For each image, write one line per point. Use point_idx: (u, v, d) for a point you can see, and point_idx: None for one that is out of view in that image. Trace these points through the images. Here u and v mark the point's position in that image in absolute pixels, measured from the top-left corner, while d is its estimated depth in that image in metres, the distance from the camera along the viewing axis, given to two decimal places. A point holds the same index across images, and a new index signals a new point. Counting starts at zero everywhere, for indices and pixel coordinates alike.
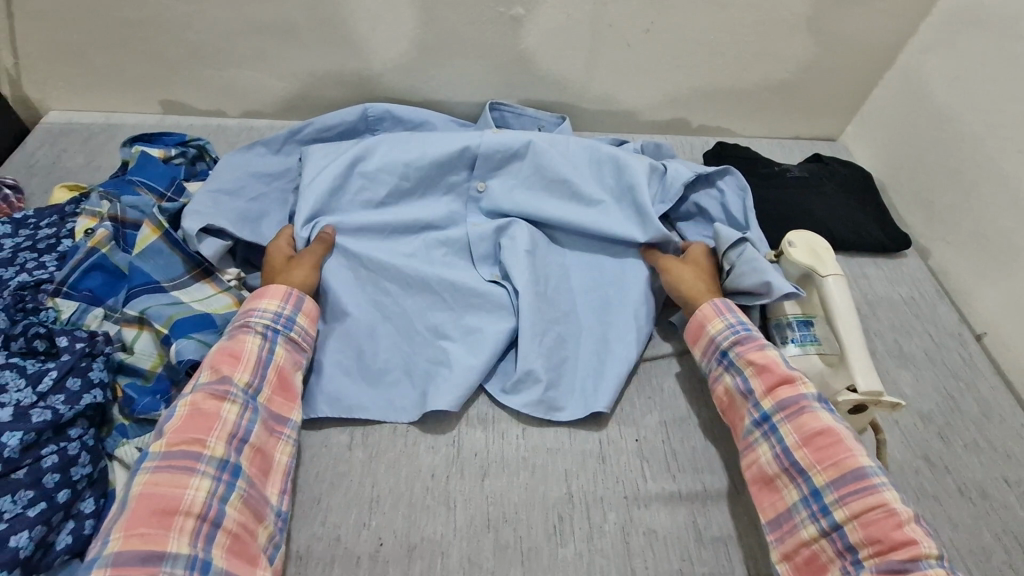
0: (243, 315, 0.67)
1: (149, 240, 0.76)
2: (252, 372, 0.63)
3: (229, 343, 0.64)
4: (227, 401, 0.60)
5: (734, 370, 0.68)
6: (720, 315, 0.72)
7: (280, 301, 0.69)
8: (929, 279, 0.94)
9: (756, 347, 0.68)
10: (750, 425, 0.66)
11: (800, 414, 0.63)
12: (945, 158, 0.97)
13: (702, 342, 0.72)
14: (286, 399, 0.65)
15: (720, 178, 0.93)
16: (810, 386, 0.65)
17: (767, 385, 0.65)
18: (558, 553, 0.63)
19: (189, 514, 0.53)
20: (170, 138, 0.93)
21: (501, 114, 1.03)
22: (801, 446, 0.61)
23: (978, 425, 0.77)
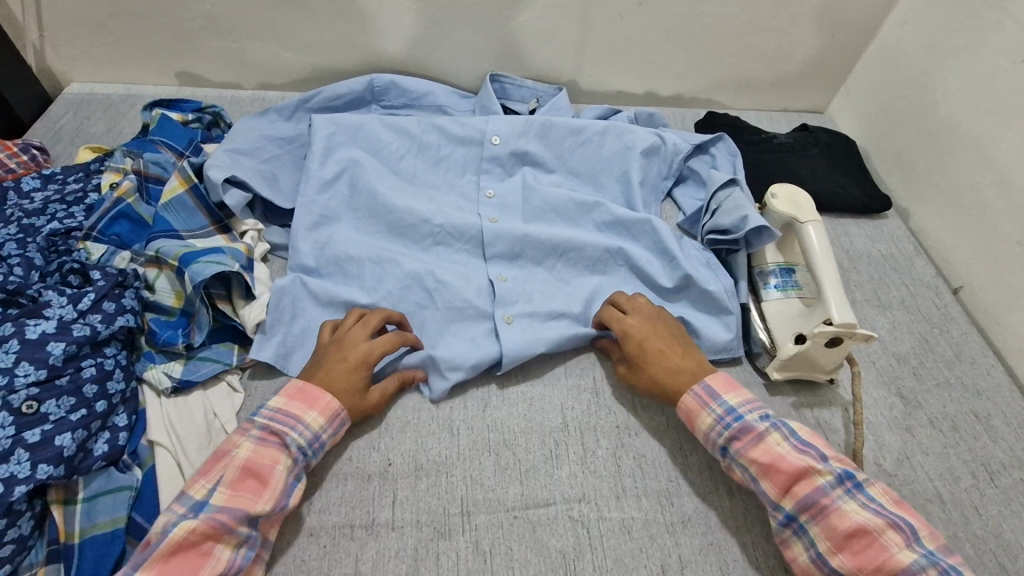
0: (283, 423, 0.62)
1: (176, 191, 0.80)
2: (273, 501, 0.58)
3: (253, 460, 0.59)
4: (223, 539, 0.55)
5: (740, 469, 0.64)
6: (704, 407, 0.67)
7: (325, 422, 0.63)
8: (907, 238, 0.99)
9: (754, 443, 0.63)
10: (777, 526, 0.62)
11: (825, 514, 0.59)
12: (924, 124, 1.02)
13: (699, 438, 0.68)
14: (282, 522, 0.60)
15: (713, 145, 0.99)
16: (826, 474, 0.60)
17: (781, 487, 0.61)
18: (554, 474, 0.68)
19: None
20: (188, 105, 0.97)
21: (501, 86, 1.08)
22: (836, 552, 0.58)
23: (949, 364, 0.82)
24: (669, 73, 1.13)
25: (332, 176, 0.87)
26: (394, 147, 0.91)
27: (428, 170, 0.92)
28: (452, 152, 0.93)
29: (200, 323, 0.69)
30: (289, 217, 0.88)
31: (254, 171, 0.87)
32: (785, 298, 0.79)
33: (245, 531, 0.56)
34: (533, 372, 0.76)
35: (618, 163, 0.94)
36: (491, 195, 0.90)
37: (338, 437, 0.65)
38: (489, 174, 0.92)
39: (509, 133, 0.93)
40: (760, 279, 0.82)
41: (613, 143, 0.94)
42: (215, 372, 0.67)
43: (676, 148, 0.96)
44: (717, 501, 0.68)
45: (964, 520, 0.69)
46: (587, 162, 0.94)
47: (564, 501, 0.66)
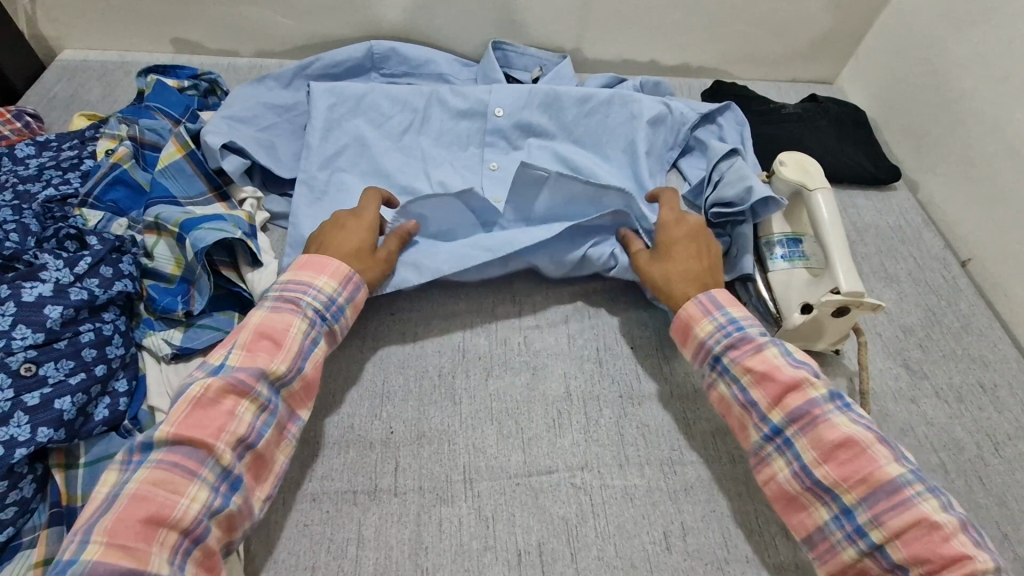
0: (296, 290, 0.64)
1: (173, 157, 0.79)
2: (289, 363, 0.60)
3: (272, 321, 0.61)
4: (247, 398, 0.56)
5: (729, 379, 0.65)
6: (706, 315, 0.68)
7: (337, 287, 0.66)
8: (916, 210, 0.97)
9: (751, 353, 0.65)
10: (761, 440, 0.62)
11: (813, 424, 0.59)
12: (935, 93, 1.00)
13: (693, 349, 0.69)
14: (305, 395, 0.62)
15: (720, 115, 0.97)
16: (818, 388, 0.61)
17: (772, 396, 0.62)
18: (557, 442, 0.68)
19: (176, 527, 0.50)
20: (183, 71, 0.95)
21: (504, 54, 1.06)
22: (821, 463, 0.58)
23: (956, 336, 0.82)
24: (676, 41, 1.10)
25: (334, 149, 0.85)
26: (392, 119, 0.89)
27: (430, 140, 0.90)
28: (454, 124, 0.91)
29: (199, 290, 0.68)
30: (288, 186, 0.86)
31: (252, 138, 0.85)
32: (792, 268, 0.78)
33: (266, 393, 0.58)
34: (537, 342, 0.75)
35: (624, 133, 0.92)
36: (496, 167, 0.88)
37: (353, 305, 0.67)
38: (493, 147, 0.90)
39: (512, 104, 0.91)
40: (766, 249, 0.80)
41: (619, 113, 0.92)
42: (215, 339, 0.67)
43: (683, 117, 0.94)
44: (720, 469, 0.67)
45: (966, 489, 0.68)
46: (591, 133, 0.92)
47: (567, 469, 0.66)
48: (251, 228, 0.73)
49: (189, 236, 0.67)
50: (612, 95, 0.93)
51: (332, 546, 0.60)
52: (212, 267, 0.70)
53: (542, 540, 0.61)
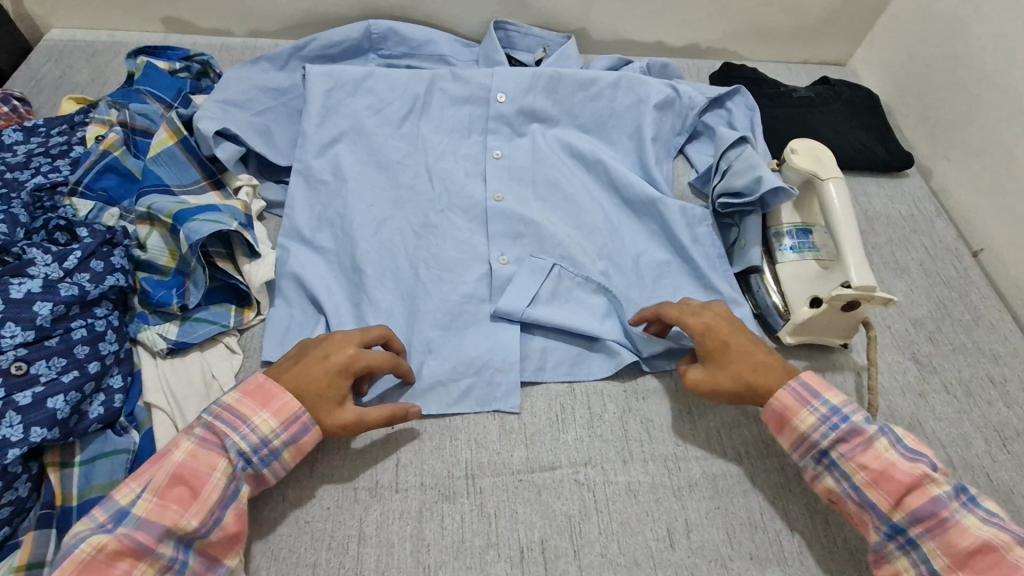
0: (224, 424, 0.55)
1: (165, 144, 0.76)
2: (202, 520, 0.52)
3: (192, 469, 0.53)
4: (145, 561, 0.50)
5: (840, 474, 0.59)
6: (806, 406, 0.61)
7: (276, 425, 0.57)
8: (928, 198, 0.95)
9: (862, 448, 0.58)
10: (880, 539, 0.57)
11: (944, 527, 0.54)
12: (953, 76, 0.96)
13: (790, 437, 0.62)
14: (229, 543, 0.54)
15: (730, 99, 0.93)
16: (943, 486, 0.56)
17: (891, 496, 0.56)
18: (560, 437, 0.67)
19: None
20: (174, 53, 0.92)
21: (506, 34, 1.03)
22: (954, 569, 0.53)
23: (966, 329, 0.80)
24: (684, 20, 1.06)
25: (331, 138, 0.83)
26: (389, 102, 0.86)
27: (429, 125, 0.87)
28: (455, 110, 0.88)
29: (195, 284, 0.66)
30: (285, 173, 0.84)
31: (246, 123, 0.82)
32: (801, 260, 0.76)
33: (172, 551, 0.51)
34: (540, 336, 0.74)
35: (630, 119, 0.90)
36: (499, 156, 0.85)
37: (296, 447, 0.58)
38: (496, 133, 0.87)
39: (515, 89, 0.87)
40: (775, 240, 0.79)
41: (624, 97, 0.90)
42: (212, 333, 0.66)
43: (691, 102, 0.91)
44: (725, 465, 0.67)
45: (974, 486, 0.68)
46: (595, 120, 0.90)
47: (570, 465, 0.65)
48: (247, 217, 0.71)
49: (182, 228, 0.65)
50: (618, 78, 0.90)
51: (332, 543, 0.59)
52: (208, 259, 0.68)
53: (545, 537, 0.61)
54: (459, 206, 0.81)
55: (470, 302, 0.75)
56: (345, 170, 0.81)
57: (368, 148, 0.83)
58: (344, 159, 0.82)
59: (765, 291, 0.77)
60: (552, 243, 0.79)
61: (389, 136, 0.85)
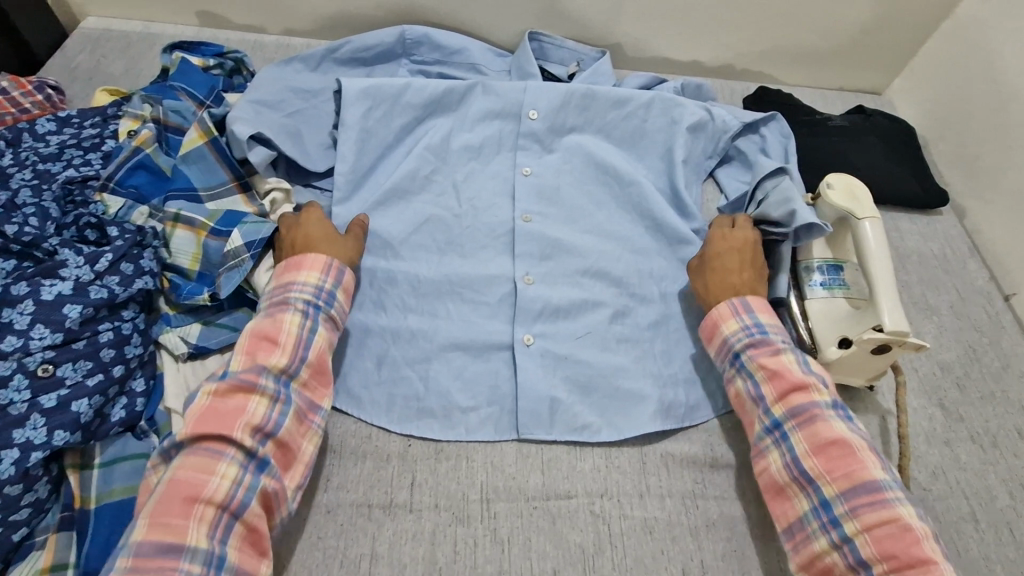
0: (280, 293, 0.64)
1: (195, 143, 0.76)
2: (290, 356, 0.60)
3: (267, 321, 0.61)
4: (255, 392, 0.57)
5: (745, 374, 0.67)
6: (735, 316, 0.70)
7: (320, 275, 0.65)
8: (961, 237, 0.93)
9: (770, 354, 0.67)
10: (761, 432, 0.65)
11: (813, 422, 0.62)
12: (994, 114, 0.94)
13: (716, 344, 0.71)
14: (319, 378, 0.63)
15: (765, 124, 0.91)
16: (824, 395, 0.63)
17: (779, 392, 0.64)
18: (577, 465, 0.66)
19: (211, 504, 0.52)
20: (208, 49, 0.92)
21: (540, 45, 1.02)
22: (810, 455, 0.60)
23: (995, 377, 0.79)
24: (720, 41, 1.05)
25: (356, 139, 0.83)
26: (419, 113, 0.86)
27: (460, 141, 0.87)
28: (485, 124, 0.88)
29: (225, 279, 0.66)
30: (313, 176, 0.84)
31: (279, 126, 0.83)
32: (830, 297, 0.75)
33: (275, 385, 0.59)
34: (561, 360, 0.73)
35: (661, 140, 0.90)
36: (529, 173, 0.86)
37: (342, 285, 0.66)
38: (526, 151, 0.87)
39: (548, 107, 0.88)
40: (804, 275, 0.77)
41: (657, 118, 0.90)
42: (231, 339, 0.66)
43: (724, 125, 0.90)
44: (744, 507, 0.66)
45: (997, 541, 0.66)
46: (625, 144, 0.90)
47: (587, 495, 0.64)
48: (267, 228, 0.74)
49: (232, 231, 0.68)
50: (651, 99, 0.89)
51: (345, 560, 0.59)
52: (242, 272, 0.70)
53: (558, 567, 0.60)
54: (485, 224, 0.82)
55: (490, 321, 0.75)
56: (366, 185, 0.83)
57: (392, 163, 0.85)
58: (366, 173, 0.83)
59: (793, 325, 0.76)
60: (576, 266, 0.80)
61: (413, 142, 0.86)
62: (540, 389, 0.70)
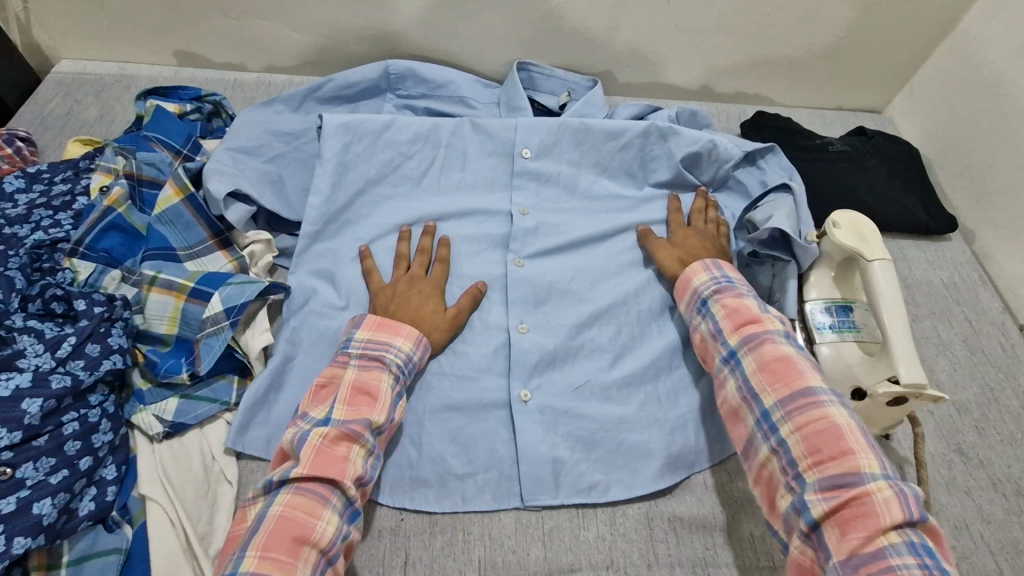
0: (377, 348, 0.65)
1: (171, 201, 0.72)
2: (386, 414, 0.61)
3: (363, 378, 0.62)
4: (357, 444, 0.59)
5: (709, 316, 0.68)
6: (706, 270, 0.71)
7: (413, 345, 0.66)
8: (971, 265, 0.90)
9: (732, 295, 0.67)
10: (718, 362, 0.65)
11: (761, 344, 0.62)
12: (1000, 135, 0.91)
13: (687, 298, 0.71)
14: (388, 440, 0.64)
15: (764, 157, 0.87)
16: (777, 326, 0.64)
17: (734, 324, 0.65)
18: (581, 534, 0.63)
19: (315, 547, 0.53)
20: (185, 92, 0.88)
21: (529, 75, 0.99)
22: (756, 372, 0.61)
23: (1015, 416, 0.75)
24: (714, 63, 1.01)
25: (331, 173, 0.80)
26: (405, 152, 0.83)
27: (451, 183, 0.84)
28: (478, 161, 0.85)
29: (206, 349, 0.63)
30: (296, 226, 0.80)
31: (260, 175, 0.80)
32: (840, 341, 0.73)
33: (372, 440, 0.60)
34: (561, 416, 0.69)
35: (659, 172, 0.87)
36: (525, 213, 0.82)
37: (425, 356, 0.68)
38: (517, 190, 0.84)
39: (540, 144, 0.85)
40: (811, 318, 0.75)
41: (654, 149, 0.86)
42: (211, 413, 0.63)
43: (726, 152, 0.86)
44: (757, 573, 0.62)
45: None
46: (621, 176, 0.87)
47: (591, 567, 0.61)
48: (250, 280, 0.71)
49: (213, 292, 0.65)
50: (648, 129, 0.86)
51: None
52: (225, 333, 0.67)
53: None
54: (476, 271, 0.79)
55: (484, 375, 0.71)
56: (347, 226, 0.80)
57: (371, 196, 0.82)
58: (342, 208, 0.80)
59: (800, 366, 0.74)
60: (573, 312, 0.76)
61: (394, 171, 0.83)
62: (539, 451, 0.66)
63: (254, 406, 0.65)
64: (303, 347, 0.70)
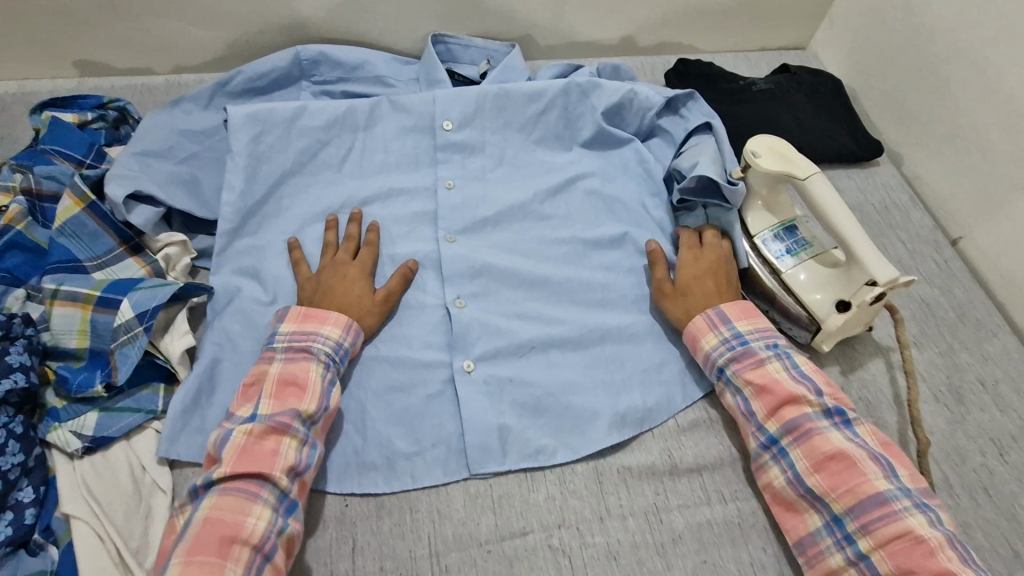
0: (303, 339, 0.63)
1: (71, 212, 0.69)
2: (317, 402, 0.60)
3: (291, 370, 0.62)
4: (287, 436, 0.57)
5: (733, 389, 0.66)
6: (712, 329, 0.68)
7: (342, 332, 0.65)
8: (902, 187, 0.90)
9: (752, 366, 0.65)
10: (756, 449, 0.63)
11: (809, 437, 0.60)
12: (917, 55, 0.92)
13: (700, 361, 0.68)
14: (330, 429, 0.63)
15: (684, 104, 0.86)
16: (815, 405, 0.62)
17: (770, 408, 0.63)
18: (530, 498, 0.62)
19: (246, 544, 0.52)
20: (86, 101, 0.85)
21: (447, 47, 0.96)
22: (812, 472, 0.59)
23: (951, 328, 0.76)
24: (633, 15, 1.00)
25: (245, 166, 0.77)
26: (320, 137, 0.80)
27: (373, 164, 0.82)
28: (400, 140, 0.83)
29: (122, 359, 0.61)
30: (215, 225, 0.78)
31: (170, 177, 0.76)
32: (801, 263, 0.73)
33: (304, 429, 0.59)
34: (503, 384, 0.68)
35: (584, 130, 0.85)
36: (451, 187, 0.80)
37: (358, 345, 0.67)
38: (443, 163, 0.82)
39: (461, 114, 0.83)
40: (767, 249, 0.75)
41: (577, 106, 0.85)
42: (135, 423, 0.61)
43: (648, 102, 0.85)
44: (709, 512, 0.62)
45: (973, 503, 0.64)
46: (547, 138, 0.85)
47: (543, 528, 0.60)
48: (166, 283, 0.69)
49: (123, 300, 0.63)
50: (567, 86, 0.84)
51: None
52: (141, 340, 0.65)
53: None
54: (407, 250, 0.77)
55: (424, 353, 0.70)
56: (268, 220, 0.77)
57: (291, 186, 0.79)
58: (261, 202, 0.77)
59: (781, 302, 0.73)
60: (509, 279, 0.75)
61: (312, 158, 0.80)
62: (483, 421, 0.65)
63: (184, 414, 0.62)
64: (230, 349, 0.67)
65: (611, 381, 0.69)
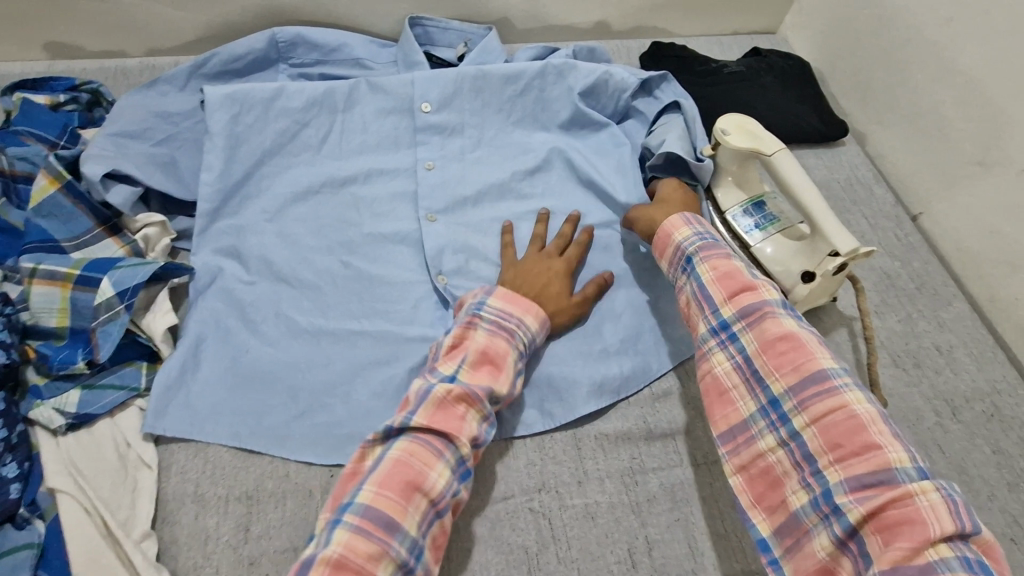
0: (507, 321, 0.65)
1: (46, 192, 0.68)
2: (509, 383, 0.62)
3: (494, 344, 0.63)
4: (474, 407, 0.59)
5: (695, 277, 0.65)
6: (687, 225, 0.69)
7: (538, 327, 0.67)
8: (866, 165, 0.94)
9: (717, 256, 0.65)
10: (705, 334, 0.63)
11: (762, 320, 0.60)
12: (880, 38, 0.95)
13: (668, 254, 0.69)
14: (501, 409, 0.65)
15: (658, 86, 0.88)
16: (773, 294, 0.62)
17: (727, 292, 0.62)
18: (510, 464, 0.64)
19: (426, 496, 0.55)
20: (57, 83, 0.84)
21: (424, 30, 0.97)
22: (760, 353, 0.59)
23: (910, 298, 0.80)
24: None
25: (223, 147, 0.77)
26: (299, 118, 0.81)
27: (352, 144, 0.82)
28: (379, 121, 0.83)
29: (104, 336, 0.62)
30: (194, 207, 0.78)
31: (147, 157, 0.76)
32: (769, 237, 0.76)
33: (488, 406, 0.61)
34: None
35: (560, 111, 0.87)
36: (431, 167, 0.81)
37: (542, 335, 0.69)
38: (422, 144, 0.83)
39: (440, 95, 0.83)
40: (736, 225, 0.78)
41: (553, 87, 0.86)
42: (120, 399, 0.62)
43: (622, 83, 0.87)
44: (682, 473, 0.65)
45: (927, 459, 0.68)
46: (525, 119, 0.87)
47: (523, 492, 0.63)
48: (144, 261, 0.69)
49: (103, 278, 0.63)
50: (543, 68, 0.85)
51: None
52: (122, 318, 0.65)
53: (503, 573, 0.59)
54: (388, 229, 0.78)
55: (407, 328, 0.71)
56: (248, 200, 0.78)
57: (271, 167, 0.80)
58: (240, 182, 0.77)
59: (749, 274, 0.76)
60: (489, 256, 0.77)
61: (291, 139, 0.81)
62: None
63: (166, 390, 0.64)
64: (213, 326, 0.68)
65: (589, 352, 0.71)
